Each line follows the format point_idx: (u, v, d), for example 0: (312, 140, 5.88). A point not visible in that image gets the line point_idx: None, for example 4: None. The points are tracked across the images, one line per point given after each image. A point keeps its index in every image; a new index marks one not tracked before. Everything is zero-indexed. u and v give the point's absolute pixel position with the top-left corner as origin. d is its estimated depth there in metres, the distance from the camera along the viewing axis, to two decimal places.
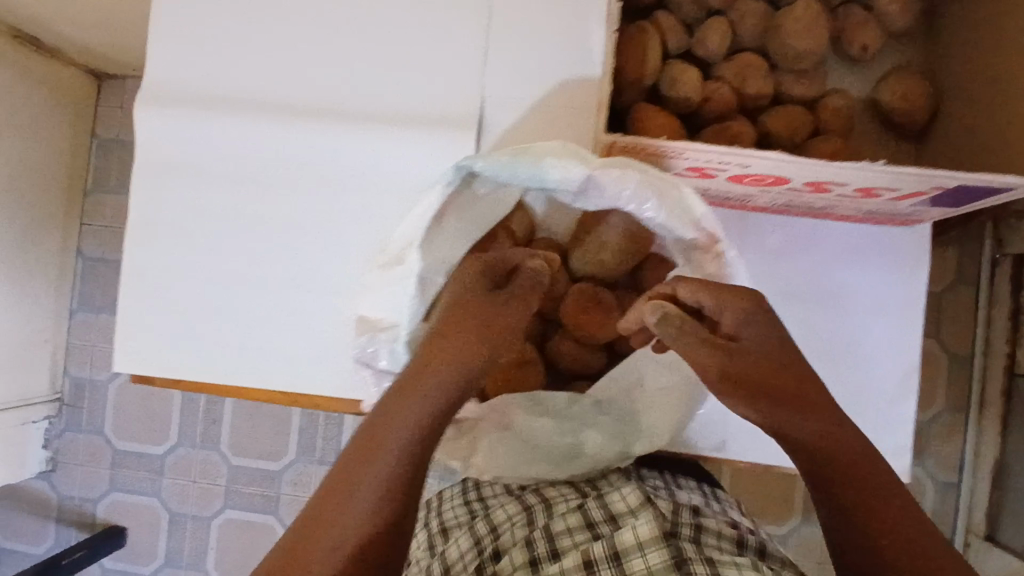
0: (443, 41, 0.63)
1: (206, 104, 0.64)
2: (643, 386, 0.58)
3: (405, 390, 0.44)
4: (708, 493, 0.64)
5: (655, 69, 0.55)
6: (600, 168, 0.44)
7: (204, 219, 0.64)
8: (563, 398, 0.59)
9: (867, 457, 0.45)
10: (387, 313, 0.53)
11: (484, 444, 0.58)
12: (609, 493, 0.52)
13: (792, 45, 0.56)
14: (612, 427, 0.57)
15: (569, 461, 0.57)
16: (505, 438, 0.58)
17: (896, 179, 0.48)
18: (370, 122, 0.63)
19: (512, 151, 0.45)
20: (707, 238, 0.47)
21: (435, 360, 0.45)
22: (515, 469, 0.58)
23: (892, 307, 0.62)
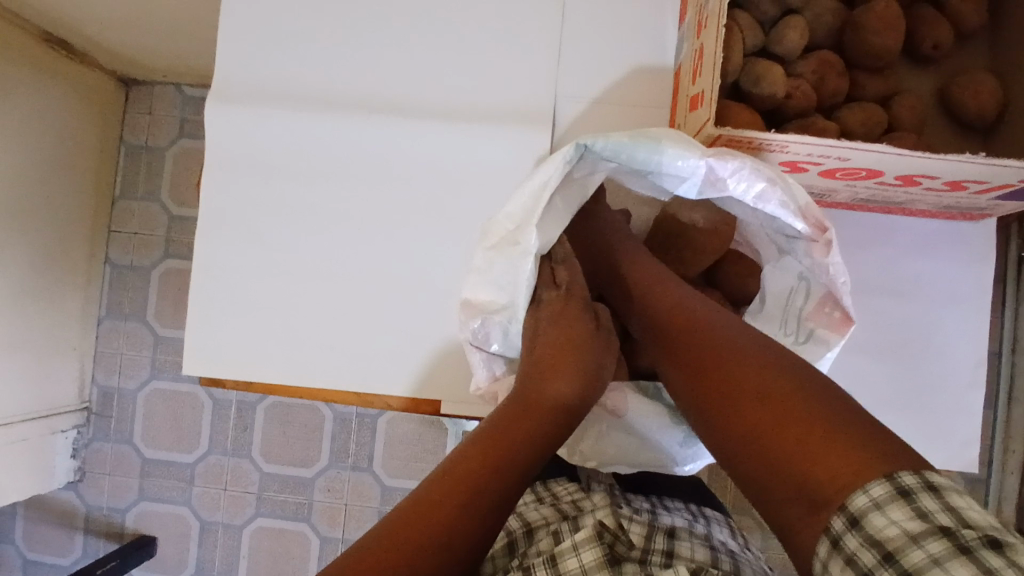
0: (517, 40, 0.64)
1: (279, 102, 0.64)
2: None
3: (494, 437, 0.45)
4: (699, 513, 0.61)
5: (740, 66, 0.55)
6: (720, 154, 0.46)
7: (277, 219, 0.64)
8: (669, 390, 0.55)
9: (775, 374, 0.42)
10: (500, 296, 0.51)
11: (591, 432, 0.56)
12: (581, 518, 0.52)
13: (869, 42, 0.57)
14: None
15: (682, 451, 0.55)
16: (614, 425, 0.55)
17: (988, 173, 0.48)
18: (445, 119, 0.63)
19: (634, 131, 0.47)
20: (816, 223, 0.48)
21: (526, 419, 0.47)
22: (621, 458, 0.56)
23: (962, 297, 0.63)
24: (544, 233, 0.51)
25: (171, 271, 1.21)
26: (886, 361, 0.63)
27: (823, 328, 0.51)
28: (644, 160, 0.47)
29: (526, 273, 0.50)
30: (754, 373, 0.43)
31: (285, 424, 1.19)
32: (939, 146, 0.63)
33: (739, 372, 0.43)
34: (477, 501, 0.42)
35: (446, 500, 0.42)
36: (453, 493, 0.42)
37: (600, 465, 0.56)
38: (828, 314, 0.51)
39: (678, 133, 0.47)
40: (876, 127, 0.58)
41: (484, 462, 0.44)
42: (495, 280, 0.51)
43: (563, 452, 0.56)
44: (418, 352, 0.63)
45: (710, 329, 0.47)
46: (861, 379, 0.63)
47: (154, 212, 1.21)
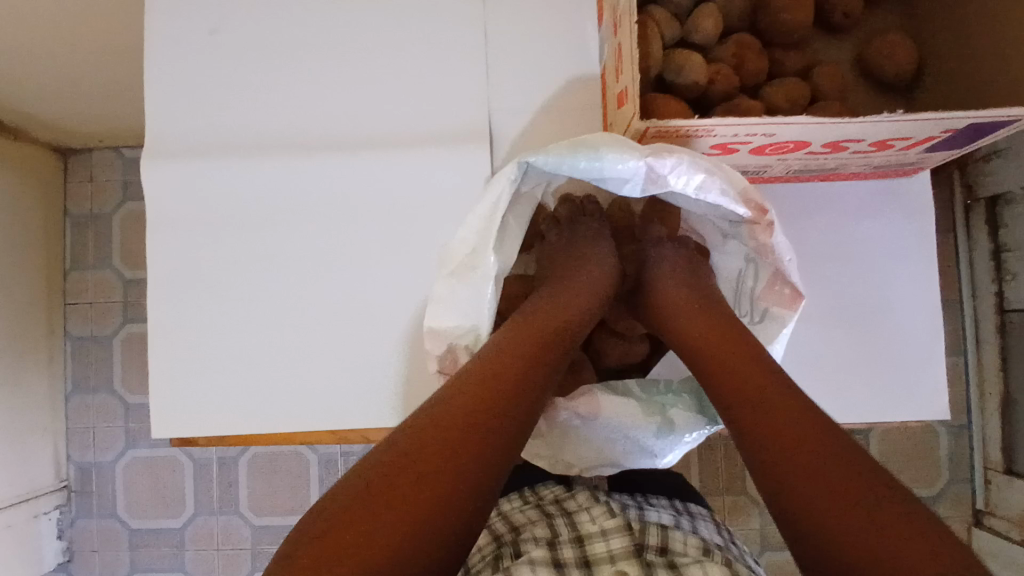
0: (443, 61, 0.64)
1: (215, 152, 0.64)
2: None
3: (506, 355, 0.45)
4: (684, 510, 0.63)
5: (661, 58, 0.57)
6: (660, 153, 0.46)
7: (228, 270, 0.63)
8: (635, 385, 0.57)
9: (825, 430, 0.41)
10: (467, 318, 0.51)
11: (570, 440, 0.56)
12: (579, 515, 0.56)
13: (781, 20, 0.59)
14: (696, 402, 0.55)
15: (660, 444, 0.55)
16: (590, 430, 0.56)
17: (907, 128, 0.49)
18: (382, 147, 0.63)
19: (573, 141, 0.46)
20: (758, 207, 0.49)
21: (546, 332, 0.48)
22: (601, 459, 0.57)
23: (908, 253, 0.64)
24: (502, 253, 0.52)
25: (133, 336, 1.19)
26: (846, 325, 0.64)
27: (776, 306, 0.53)
28: (585, 168, 0.47)
29: (488, 294, 0.51)
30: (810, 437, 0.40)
31: (271, 475, 1.17)
32: (865, 111, 0.65)
33: (794, 437, 0.41)
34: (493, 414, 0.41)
35: (459, 414, 0.40)
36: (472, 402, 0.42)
37: (584, 471, 0.57)
38: (779, 292, 0.53)
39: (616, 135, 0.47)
40: (801, 100, 0.60)
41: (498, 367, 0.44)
42: (462, 300, 0.51)
43: (545, 464, 0.57)
44: (387, 383, 0.62)
45: (758, 383, 0.44)
46: (823, 346, 0.64)
47: (108, 278, 1.19)
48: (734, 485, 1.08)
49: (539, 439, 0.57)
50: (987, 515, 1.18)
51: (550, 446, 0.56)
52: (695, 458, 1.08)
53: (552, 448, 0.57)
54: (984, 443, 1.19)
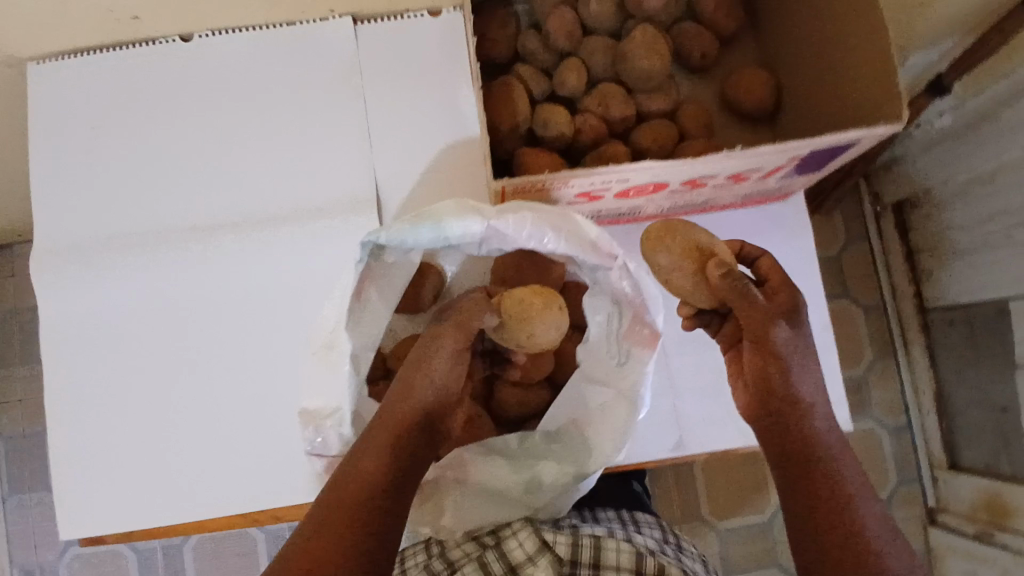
0: (327, 133, 0.66)
1: (106, 245, 0.64)
2: (588, 407, 0.58)
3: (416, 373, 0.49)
4: (631, 519, 0.65)
5: (527, 115, 0.60)
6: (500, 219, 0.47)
7: (125, 361, 0.63)
8: (512, 440, 0.58)
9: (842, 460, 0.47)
10: (329, 400, 0.53)
11: (449, 505, 0.57)
12: (502, 533, 0.55)
13: (638, 67, 0.62)
14: (566, 452, 0.57)
15: (532, 498, 0.56)
16: (465, 493, 0.57)
17: (753, 161, 0.52)
18: (274, 222, 0.64)
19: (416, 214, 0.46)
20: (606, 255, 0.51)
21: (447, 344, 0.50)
22: (482, 517, 0.57)
23: (794, 270, 0.66)
24: (361, 332, 0.54)
25: None
26: None
27: (639, 345, 0.55)
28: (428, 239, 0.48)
29: (344, 378, 0.52)
30: (825, 443, 0.47)
31: (218, 560, 1.14)
32: (735, 142, 0.68)
33: (811, 426, 0.47)
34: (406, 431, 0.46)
35: (377, 441, 0.46)
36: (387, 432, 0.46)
37: (467, 534, 0.57)
38: (640, 332, 0.55)
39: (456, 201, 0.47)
40: (668, 140, 0.63)
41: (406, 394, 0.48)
42: (322, 382, 0.53)
43: (427, 529, 0.56)
44: (295, 458, 0.62)
45: (801, 371, 0.48)
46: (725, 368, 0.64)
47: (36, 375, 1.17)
48: (686, 512, 1.09)
49: (420, 503, 0.56)
50: (940, 512, 1.20)
51: (429, 513, 0.56)
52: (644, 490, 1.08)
53: (432, 516, 0.56)
54: (926, 440, 1.21)
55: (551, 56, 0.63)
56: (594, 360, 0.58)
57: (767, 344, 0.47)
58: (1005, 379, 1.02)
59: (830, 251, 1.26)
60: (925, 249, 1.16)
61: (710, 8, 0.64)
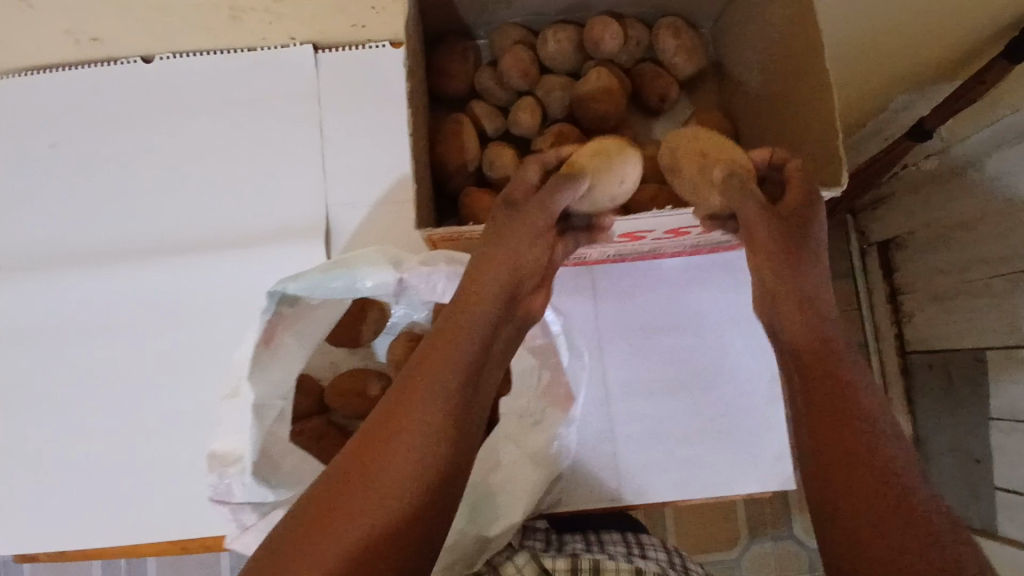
0: (283, 160, 0.66)
1: (58, 263, 0.65)
2: (500, 467, 0.60)
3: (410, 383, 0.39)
4: (635, 542, 0.67)
5: (476, 153, 0.59)
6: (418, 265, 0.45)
7: (65, 379, 0.63)
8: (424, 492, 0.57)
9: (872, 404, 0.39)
10: (233, 444, 0.46)
11: None
12: (506, 566, 0.59)
13: (592, 109, 0.61)
14: (467, 511, 0.58)
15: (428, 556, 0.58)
16: None
17: (687, 219, 0.52)
18: (225, 248, 0.64)
19: (329, 264, 0.43)
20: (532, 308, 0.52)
21: (448, 336, 0.40)
22: None
23: (744, 319, 0.65)
24: (270, 379, 0.46)
25: None
26: (687, 397, 0.64)
27: (552, 405, 0.61)
28: (341, 291, 0.44)
29: (248, 424, 0.46)
30: (854, 387, 0.39)
31: None
32: None
33: (824, 339, 0.41)
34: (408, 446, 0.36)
35: (374, 456, 0.36)
36: (379, 453, 0.36)
37: None
38: (555, 392, 0.61)
39: (367, 252, 0.45)
40: None
41: (400, 410, 0.37)
42: (228, 427, 0.46)
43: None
44: None
45: (805, 269, 0.43)
46: (665, 417, 0.64)
47: None
48: None
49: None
50: None
51: None
52: None
53: None
54: None
55: (507, 93, 0.63)
56: (516, 419, 0.61)
57: (778, 236, 0.43)
58: (980, 429, 1.00)
59: None
60: (908, 291, 1.14)
61: (671, 50, 0.63)
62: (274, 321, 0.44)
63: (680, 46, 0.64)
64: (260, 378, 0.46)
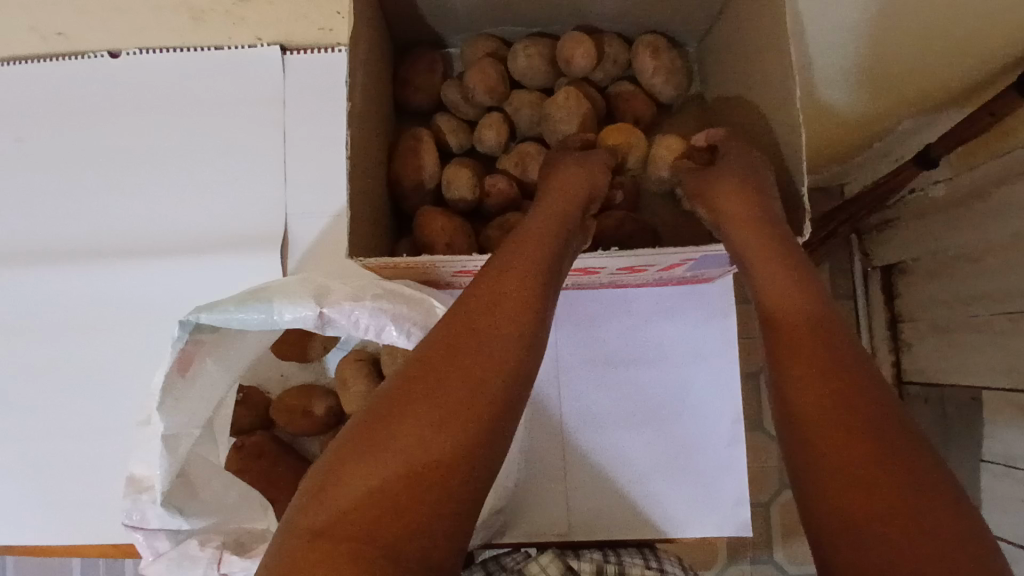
0: (244, 163, 0.64)
1: (6, 258, 0.63)
2: None
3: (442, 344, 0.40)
4: (650, 553, 0.59)
5: (434, 171, 0.57)
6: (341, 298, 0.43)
7: (6, 378, 0.62)
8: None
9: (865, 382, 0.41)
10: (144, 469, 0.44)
11: None
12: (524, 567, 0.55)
13: (560, 129, 0.58)
14: None
15: None
16: None
17: (640, 260, 0.49)
18: (177, 252, 0.63)
19: (243, 295, 0.42)
20: None
21: (491, 309, 0.41)
22: None
23: (710, 354, 0.63)
24: (185, 409, 0.45)
25: None
26: (644, 434, 0.62)
27: None
28: (256, 324, 0.42)
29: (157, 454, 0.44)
30: (861, 388, 0.40)
31: None
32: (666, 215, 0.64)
33: (808, 309, 0.45)
34: (443, 405, 0.37)
35: (401, 418, 0.37)
36: (402, 415, 0.37)
37: None
38: None
39: (289, 283, 0.43)
40: None
41: (432, 367, 0.39)
42: (140, 454, 0.44)
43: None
44: None
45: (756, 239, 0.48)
46: (620, 453, 0.62)
47: None
48: None
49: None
50: None
51: None
52: None
53: None
54: None
55: (474, 107, 0.60)
56: None
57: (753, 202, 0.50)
58: (972, 469, 0.96)
59: None
60: (908, 318, 1.10)
61: (649, 71, 0.60)
62: (187, 352, 0.42)
63: (659, 67, 0.61)
64: (172, 408, 0.44)
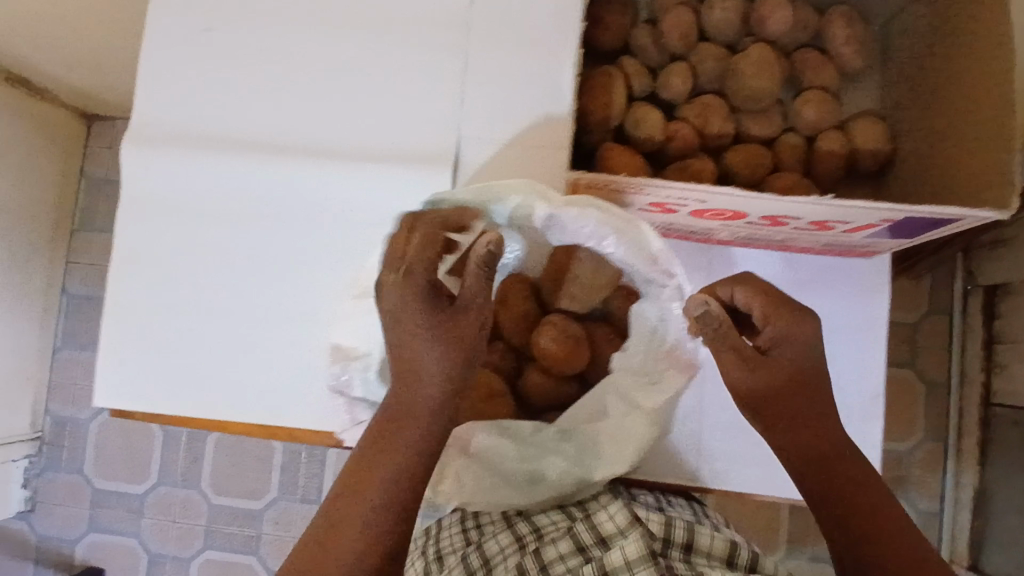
0: (422, 80, 0.66)
1: (192, 141, 0.67)
2: (606, 416, 0.57)
3: (382, 440, 0.46)
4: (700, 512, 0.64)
5: (620, 111, 0.58)
6: (567, 207, 0.49)
7: (187, 256, 0.67)
8: (529, 428, 0.58)
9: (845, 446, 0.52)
10: None
11: (451, 473, 0.57)
12: (592, 506, 0.54)
13: (748, 85, 0.59)
14: (574, 453, 0.56)
15: (530, 488, 0.56)
16: (472, 463, 0.57)
17: (842, 213, 0.49)
18: (353, 158, 0.65)
19: (479, 192, 0.49)
20: (663, 273, 0.52)
21: (387, 430, 0.46)
22: (477, 496, 0.57)
23: (856, 330, 0.64)
24: None
25: None
26: None
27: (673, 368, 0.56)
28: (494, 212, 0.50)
29: None
30: (831, 436, 0.52)
31: (234, 454, 1.20)
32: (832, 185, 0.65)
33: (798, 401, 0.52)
34: (375, 491, 0.44)
35: (354, 505, 0.44)
36: (362, 493, 0.44)
37: (464, 503, 0.57)
38: (678, 358, 0.55)
39: (521, 182, 0.49)
40: (761, 167, 0.60)
41: (394, 430, 0.46)
42: None
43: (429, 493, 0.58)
44: (321, 389, 0.66)
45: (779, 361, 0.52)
46: None
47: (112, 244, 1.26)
48: None
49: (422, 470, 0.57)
50: None
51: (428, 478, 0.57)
52: None
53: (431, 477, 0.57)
54: (954, 535, 1.15)
55: (661, 55, 0.61)
56: (632, 374, 0.57)
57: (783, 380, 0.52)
58: None
59: (904, 317, 1.20)
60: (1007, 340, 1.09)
61: (840, 40, 0.61)
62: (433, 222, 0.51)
63: (850, 37, 0.61)
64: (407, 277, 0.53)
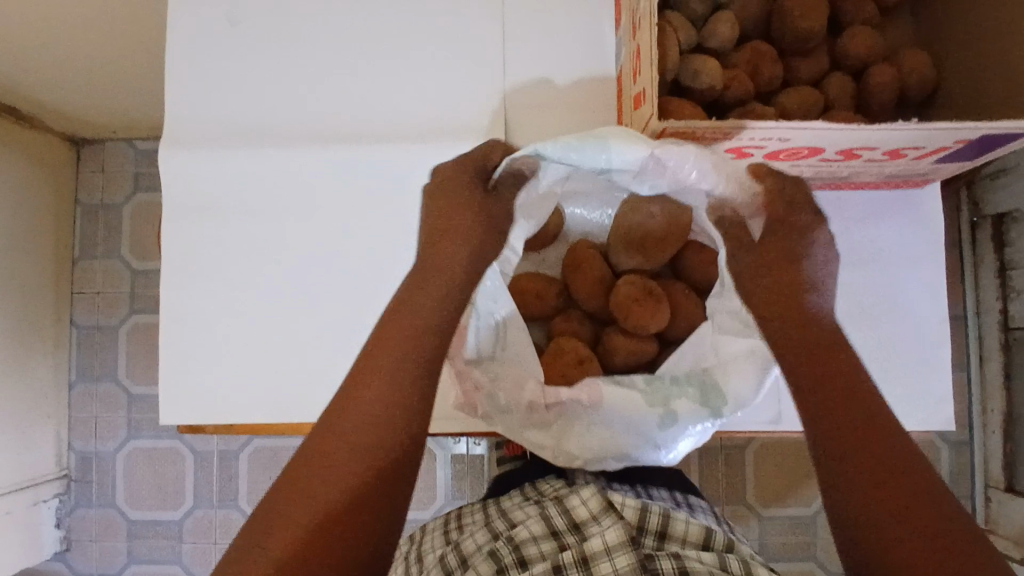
0: (461, 56, 0.65)
1: (231, 142, 0.65)
2: (718, 353, 0.57)
3: (406, 304, 0.45)
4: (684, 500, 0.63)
5: (676, 61, 0.57)
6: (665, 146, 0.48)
7: (240, 260, 0.65)
8: (640, 380, 0.58)
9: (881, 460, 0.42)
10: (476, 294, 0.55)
11: (575, 431, 0.56)
12: (570, 495, 0.52)
13: (798, 26, 0.59)
14: (699, 393, 0.56)
15: (664, 435, 0.56)
16: (594, 420, 0.56)
17: (919, 139, 0.51)
18: (401, 141, 0.64)
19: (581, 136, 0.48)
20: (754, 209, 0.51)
21: (414, 291, 0.46)
22: (603, 452, 0.56)
23: (917, 258, 0.66)
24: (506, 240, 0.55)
25: (138, 326, 1.20)
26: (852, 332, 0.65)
27: None
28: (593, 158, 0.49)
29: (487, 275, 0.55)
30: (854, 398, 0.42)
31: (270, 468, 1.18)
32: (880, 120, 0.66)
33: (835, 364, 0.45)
34: (402, 348, 0.43)
35: (374, 366, 0.42)
36: (385, 350, 0.43)
37: (591, 459, 0.57)
38: None
39: (624, 129, 0.49)
40: (815, 107, 0.60)
41: (417, 288, 0.46)
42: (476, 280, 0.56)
43: (550, 455, 0.56)
44: None
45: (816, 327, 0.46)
46: None
47: (116, 269, 1.21)
48: (735, 494, 1.08)
49: (542, 429, 0.56)
50: None
51: (557, 436, 0.56)
52: (695, 456, 1.08)
53: (555, 440, 0.56)
54: None
55: (705, 5, 0.59)
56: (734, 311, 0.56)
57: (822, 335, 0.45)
58: None
59: None
60: None
61: None
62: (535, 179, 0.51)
63: None
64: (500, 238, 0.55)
